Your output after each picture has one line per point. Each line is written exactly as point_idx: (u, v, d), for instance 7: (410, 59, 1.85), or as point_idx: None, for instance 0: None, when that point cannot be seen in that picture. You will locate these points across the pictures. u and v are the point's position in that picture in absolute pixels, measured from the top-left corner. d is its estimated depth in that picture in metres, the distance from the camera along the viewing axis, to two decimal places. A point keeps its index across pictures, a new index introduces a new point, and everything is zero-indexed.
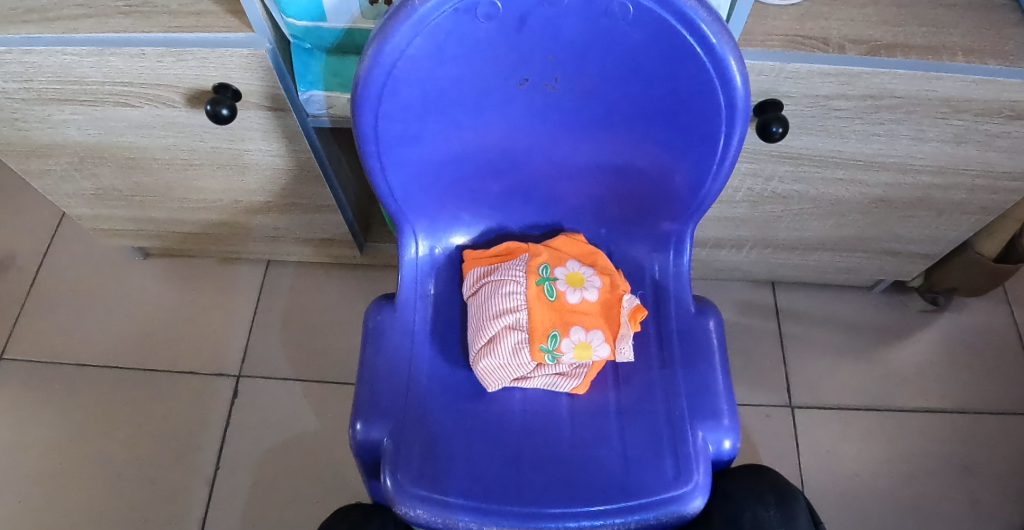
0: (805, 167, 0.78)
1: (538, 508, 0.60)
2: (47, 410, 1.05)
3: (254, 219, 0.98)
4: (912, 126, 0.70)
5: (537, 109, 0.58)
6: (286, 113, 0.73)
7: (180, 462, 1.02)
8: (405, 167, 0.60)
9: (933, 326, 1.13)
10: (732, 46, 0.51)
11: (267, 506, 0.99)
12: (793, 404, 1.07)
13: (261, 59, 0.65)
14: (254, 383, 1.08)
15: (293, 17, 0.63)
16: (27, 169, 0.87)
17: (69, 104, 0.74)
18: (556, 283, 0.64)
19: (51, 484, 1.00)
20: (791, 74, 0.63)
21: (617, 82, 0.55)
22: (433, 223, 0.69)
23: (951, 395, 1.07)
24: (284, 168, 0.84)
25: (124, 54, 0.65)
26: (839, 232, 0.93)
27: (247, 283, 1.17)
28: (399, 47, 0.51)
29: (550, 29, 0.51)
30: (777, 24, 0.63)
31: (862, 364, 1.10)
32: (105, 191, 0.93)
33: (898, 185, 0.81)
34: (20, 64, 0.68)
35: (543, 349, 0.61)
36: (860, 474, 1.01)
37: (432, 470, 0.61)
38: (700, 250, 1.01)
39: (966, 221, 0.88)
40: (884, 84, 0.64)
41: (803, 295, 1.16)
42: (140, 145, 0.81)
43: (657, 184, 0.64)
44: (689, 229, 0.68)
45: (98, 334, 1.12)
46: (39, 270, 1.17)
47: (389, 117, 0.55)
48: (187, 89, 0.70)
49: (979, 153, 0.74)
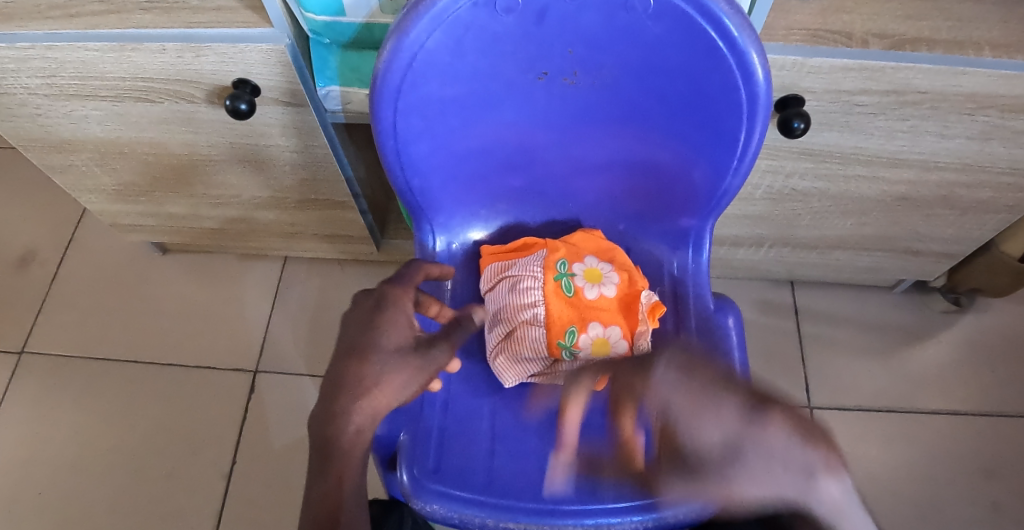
0: (826, 164, 0.77)
1: (555, 505, 0.59)
2: (66, 403, 1.06)
3: (271, 215, 0.99)
4: (937, 123, 0.69)
5: (556, 103, 0.57)
6: (303, 108, 0.73)
7: (196, 455, 1.03)
8: (423, 162, 0.60)
9: (956, 328, 1.11)
10: (755, 40, 0.51)
11: (283, 501, 1.00)
12: (812, 404, 1.05)
13: (280, 55, 0.65)
14: (270, 379, 1.08)
15: (312, 12, 0.63)
16: (50, 164, 0.88)
17: (90, 100, 0.74)
18: (573, 279, 0.64)
19: (69, 476, 1.01)
20: (813, 69, 0.62)
21: (637, 75, 0.54)
22: (451, 218, 0.69)
23: (974, 398, 1.05)
24: (302, 164, 0.84)
25: (145, 50, 0.66)
26: (860, 230, 0.91)
27: (264, 279, 1.17)
28: (418, 41, 0.50)
29: (569, 23, 0.51)
30: (799, 18, 0.63)
31: (883, 365, 1.08)
32: (125, 186, 0.93)
33: (921, 182, 0.79)
34: (41, 59, 0.68)
35: (560, 345, 0.62)
36: (880, 477, 1.00)
37: (449, 466, 0.61)
38: (718, 248, 1.00)
39: (990, 220, 0.86)
40: (908, 79, 0.63)
41: (822, 295, 1.15)
42: (160, 141, 0.82)
43: (676, 180, 0.63)
44: (708, 226, 0.67)
45: (117, 328, 1.13)
46: (60, 265, 1.19)
47: (408, 112, 0.55)
48: (207, 86, 0.70)
49: (1005, 150, 0.72)
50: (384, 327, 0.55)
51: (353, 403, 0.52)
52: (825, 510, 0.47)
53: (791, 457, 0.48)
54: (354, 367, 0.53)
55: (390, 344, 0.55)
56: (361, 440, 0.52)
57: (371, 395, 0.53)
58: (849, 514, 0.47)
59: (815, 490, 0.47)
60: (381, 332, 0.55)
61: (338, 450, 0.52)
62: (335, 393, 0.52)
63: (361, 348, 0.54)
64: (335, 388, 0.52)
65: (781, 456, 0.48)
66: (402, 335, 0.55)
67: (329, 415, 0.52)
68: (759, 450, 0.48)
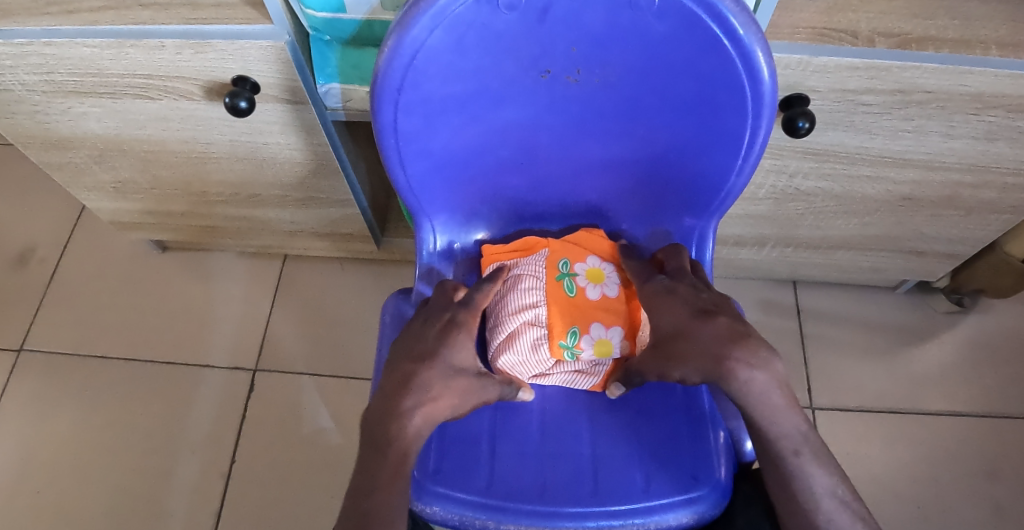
0: (830, 164, 0.76)
1: (556, 508, 0.59)
2: (65, 401, 1.06)
3: (271, 213, 0.98)
4: (943, 123, 0.68)
5: (559, 101, 0.57)
6: (303, 105, 0.73)
7: (195, 454, 1.02)
8: (424, 160, 0.60)
9: (959, 328, 1.10)
10: (760, 38, 0.50)
11: (282, 500, 0.99)
12: (814, 405, 1.05)
13: (280, 52, 0.64)
14: (270, 377, 1.08)
15: (312, 8, 0.62)
16: (49, 161, 0.88)
17: (88, 97, 0.74)
18: (575, 279, 0.64)
19: (67, 474, 1.01)
20: (818, 67, 0.62)
21: (641, 73, 0.54)
22: (452, 218, 0.68)
23: (976, 399, 1.05)
24: (302, 162, 0.84)
25: (144, 46, 0.65)
26: (864, 230, 0.91)
27: (264, 277, 1.17)
28: (419, 38, 0.50)
29: (572, 20, 0.50)
30: (805, 16, 0.62)
31: (885, 366, 1.08)
32: (124, 184, 0.93)
33: (926, 183, 0.79)
34: (39, 56, 0.68)
35: (562, 346, 0.61)
36: (883, 478, 0.99)
37: (449, 467, 0.60)
38: (721, 248, 1.00)
39: (995, 221, 0.86)
40: (914, 78, 0.62)
41: (824, 295, 1.14)
42: (159, 138, 0.81)
43: (680, 179, 0.62)
44: (711, 225, 0.67)
45: (116, 326, 1.12)
46: (59, 262, 1.18)
47: (409, 110, 0.55)
48: (206, 82, 0.70)
49: (1011, 150, 0.72)
50: (455, 342, 0.60)
51: (416, 405, 0.56)
52: (754, 389, 0.54)
53: (768, 392, 0.55)
54: (425, 372, 0.58)
55: (457, 360, 0.59)
56: (415, 442, 0.56)
57: (434, 402, 0.57)
58: (773, 398, 0.55)
59: (749, 371, 0.55)
60: (452, 346, 0.59)
61: (395, 446, 0.55)
62: (401, 391, 0.57)
63: (432, 357, 0.58)
64: (402, 387, 0.57)
65: (762, 390, 0.55)
66: (468, 356, 0.60)
67: (392, 410, 0.56)
68: (707, 335, 0.56)
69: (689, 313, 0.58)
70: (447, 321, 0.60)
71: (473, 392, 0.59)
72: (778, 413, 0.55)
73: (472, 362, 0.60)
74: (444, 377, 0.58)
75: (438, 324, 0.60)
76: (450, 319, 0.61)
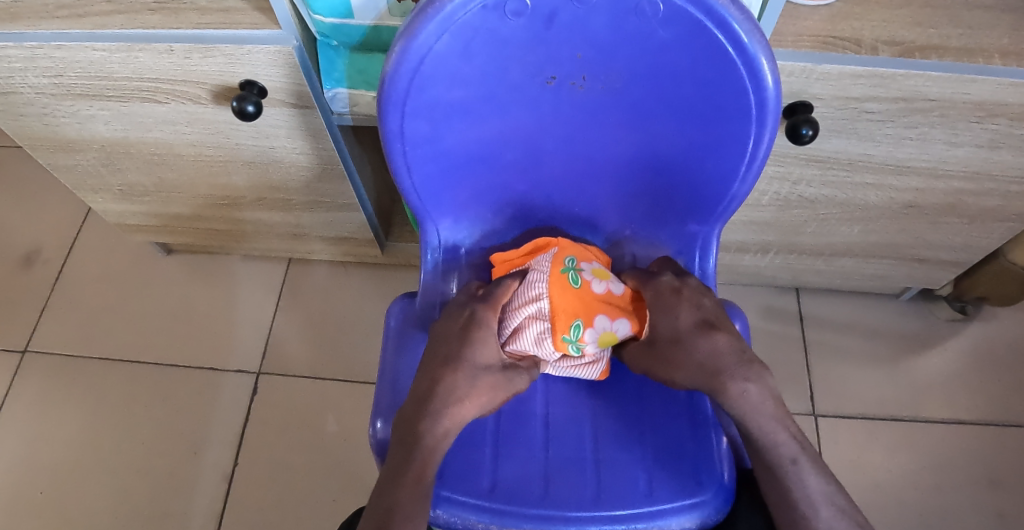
0: (833, 171, 0.77)
1: (559, 512, 0.59)
2: (69, 402, 1.06)
3: (275, 217, 0.99)
4: (946, 131, 0.68)
5: (564, 107, 0.57)
6: (310, 109, 0.73)
7: (198, 456, 1.02)
8: (429, 165, 0.60)
9: (962, 336, 1.11)
10: (764, 46, 0.51)
11: (284, 502, 0.99)
12: (816, 412, 1.05)
13: (287, 56, 0.65)
14: (273, 380, 1.08)
15: (321, 14, 0.63)
16: (56, 164, 0.88)
17: (97, 100, 0.75)
18: (581, 272, 0.63)
19: (70, 475, 1.01)
20: (822, 75, 0.62)
21: (646, 80, 0.54)
22: (457, 222, 0.68)
23: (979, 407, 1.05)
24: (307, 165, 0.84)
25: (153, 50, 0.65)
26: (867, 237, 0.91)
27: (268, 281, 1.17)
28: (426, 43, 0.50)
29: (577, 27, 0.50)
30: (808, 25, 0.62)
31: (888, 373, 1.08)
32: (131, 187, 0.93)
33: (929, 190, 0.79)
34: (49, 59, 0.68)
35: (565, 340, 0.60)
36: (885, 485, 0.99)
37: (453, 470, 0.61)
38: (723, 254, 1.00)
39: (998, 229, 0.86)
40: (916, 87, 0.63)
41: (827, 302, 1.14)
42: (165, 141, 0.81)
43: (684, 185, 0.63)
44: (715, 231, 0.67)
45: (120, 328, 1.13)
46: (64, 264, 1.19)
47: (415, 115, 0.55)
48: (214, 86, 0.70)
49: (1014, 158, 0.72)
50: (476, 340, 0.60)
51: (444, 406, 0.57)
52: (749, 400, 0.56)
53: (761, 404, 0.57)
54: (450, 374, 0.59)
55: (479, 358, 0.60)
56: (443, 442, 0.57)
57: (463, 403, 0.58)
58: (764, 410, 0.56)
59: (738, 383, 0.57)
60: (473, 345, 0.60)
61: (425, 444, 0.56)
62: (428, 393, 0.58)
63: (457, 358, 0.59)
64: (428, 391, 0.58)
65: (755, 402, 0.57)
66: (492, 354, 0.60)
67: (421, 412, 0.57)
68: (705, 347, 0.59)
69: (690, 324, 0.61)
70: (468, 319, 0.61)
71: (501, 387, 0.59)
72: (770, 423, 0.56)
73: (496, 358, 0.61)
74: (468, 377, 0.59)
75: (458, 324, 0.61)
76: (470, 317, 0.61)
